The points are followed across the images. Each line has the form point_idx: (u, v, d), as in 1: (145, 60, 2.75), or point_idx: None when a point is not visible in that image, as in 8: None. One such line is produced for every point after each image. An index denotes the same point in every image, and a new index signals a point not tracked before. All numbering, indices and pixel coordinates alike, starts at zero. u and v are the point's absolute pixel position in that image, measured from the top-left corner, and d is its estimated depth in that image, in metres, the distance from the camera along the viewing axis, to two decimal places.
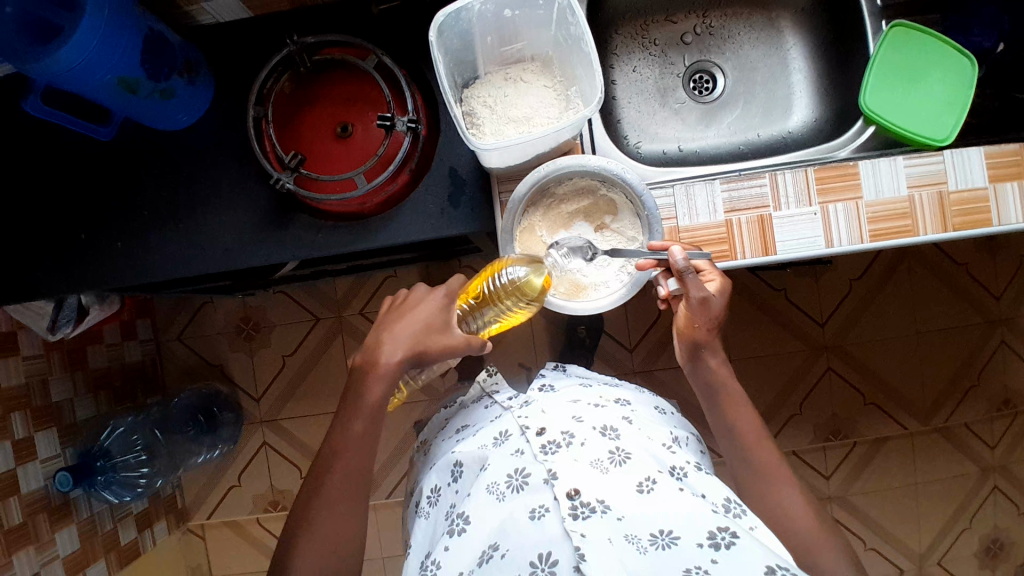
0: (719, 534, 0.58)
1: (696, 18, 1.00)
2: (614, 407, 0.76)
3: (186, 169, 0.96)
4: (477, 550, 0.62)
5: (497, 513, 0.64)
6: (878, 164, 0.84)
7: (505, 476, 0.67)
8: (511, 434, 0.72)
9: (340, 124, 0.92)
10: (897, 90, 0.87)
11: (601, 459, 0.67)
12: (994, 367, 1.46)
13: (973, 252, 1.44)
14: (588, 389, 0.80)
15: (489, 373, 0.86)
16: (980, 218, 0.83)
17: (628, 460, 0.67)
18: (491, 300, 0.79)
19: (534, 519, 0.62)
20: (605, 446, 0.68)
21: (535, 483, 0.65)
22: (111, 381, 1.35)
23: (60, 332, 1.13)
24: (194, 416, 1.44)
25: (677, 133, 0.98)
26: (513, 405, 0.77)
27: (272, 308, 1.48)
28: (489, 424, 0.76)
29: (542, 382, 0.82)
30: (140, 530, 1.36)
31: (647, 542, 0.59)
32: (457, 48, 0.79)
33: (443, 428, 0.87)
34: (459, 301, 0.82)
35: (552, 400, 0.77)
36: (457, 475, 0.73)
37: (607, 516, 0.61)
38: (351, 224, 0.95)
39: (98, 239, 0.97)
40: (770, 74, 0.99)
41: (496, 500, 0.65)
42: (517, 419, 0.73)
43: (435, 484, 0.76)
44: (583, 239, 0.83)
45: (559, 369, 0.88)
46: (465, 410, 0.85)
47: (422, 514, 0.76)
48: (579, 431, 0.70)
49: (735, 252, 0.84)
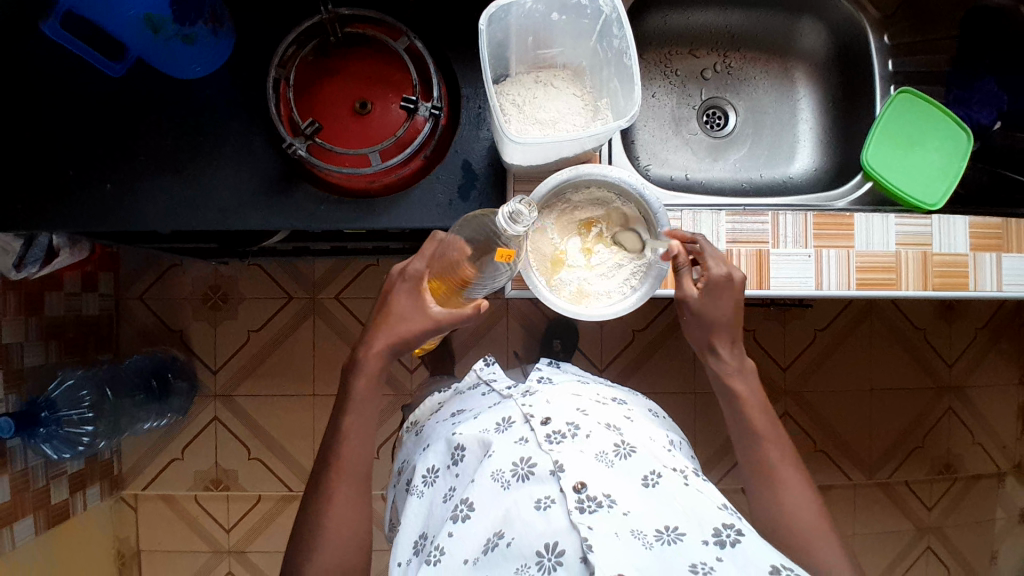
0: (724, 531, 0.64)
1: (717, 57, 1.03)
2: (614, 406, 0.82)
3: (191, 120, 0.93)
4: (482, 538, 0.66)
5: (502, 500, 0.68)
6: (872, 219, 0.88)
7: (510, 464, 0.70)
8: (515, 422, 0.76)
9: (359, 100, 0.91)
10: (898, 152, 0.92)
11: (606, 452, 0.72)
12: (940, 430, 1.54)
13: (932, 318, 1.52)
14: (586, 386, 0.85)
15: (486, 364, 0.92)
16: (957, 281, 0.89)
17: (632, 454, 0.72)
18: (453, 261, 0.76)
19: (540, 509, 0.66)
20: (610, 439, 0.73)
21: (541, 474, 0.69)
22: (66, 331, 1.27)
23: (25, 271, 1.05)
24: (147, 381, 1.36)
25: (685, 161, 1.01)
26: (514, 394, 0.82)
27: (243, 279, 1.42)
28: (488, 411, 0.80)
29: (540, 374, 0.86)
30: (72, 492, 1.28)
31: (653, 537, 0.64)
32: (497, 42, 0.79)
33: (435, 411, 0.94)
34: (427, 276, 0.78)
35: (554, 391, 0.81)
36: (457, 458, 0.76)
37: (614, 511, 0.66)
38: (357, 201, 0.94)
39: (85, 177, 0.93)
40: (778, 120, 1.03)
41: (500, 488, 0.69)
42: (521, 408, 0.77)
43: (433, 464, 0.79)
44: (598, 233, 0.85)
45: (554, 365, 0.93)
46: (461, 396, 0.91)
47: (415, 492, 0.78)
48: (585, 423, 0.74)
49: (760, 283, 0.87)
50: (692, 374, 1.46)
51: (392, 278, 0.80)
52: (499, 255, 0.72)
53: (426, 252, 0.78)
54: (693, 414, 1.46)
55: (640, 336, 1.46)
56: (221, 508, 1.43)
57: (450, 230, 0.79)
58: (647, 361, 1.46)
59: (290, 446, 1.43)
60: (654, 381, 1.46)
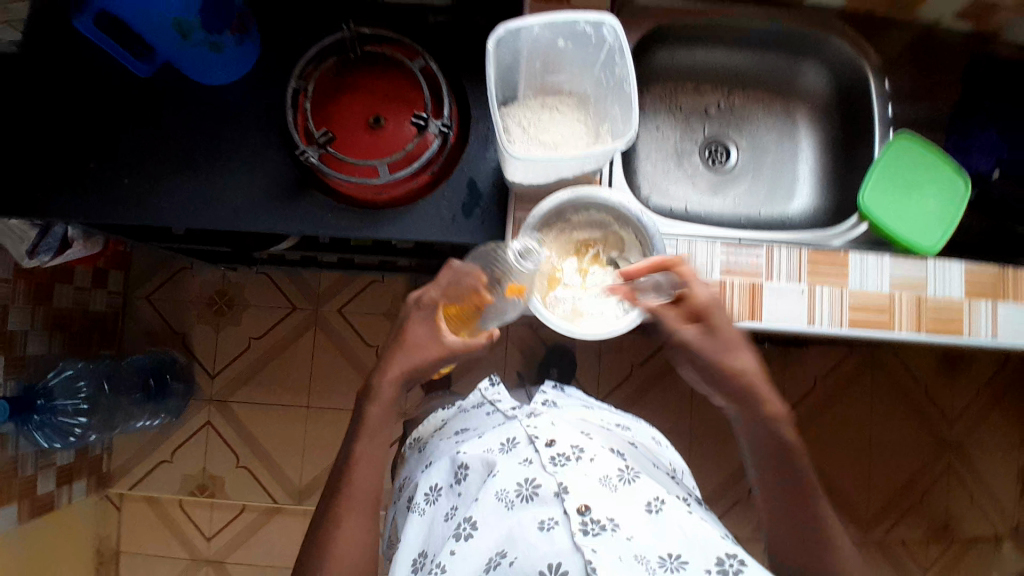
0: (727, 561, 0.63)
1: (721, 95, 1.06)
2: (618, 433, 0.84)
3: (211, 123, 0.97)
4: (483, 557, 0.66)
5: (505, 521, 0.68)
6: (867, 259, 0.89)
7: (515, 484, 0.71)
8: (520, 443, 0.77)
9: (375, 115, 0.94)
10: (895, 196, 0.94)
11: (610, 476, 0.71)
12: (939, 489, 1.50)
13: (933, 373, 1.51)
14: (591, 411, 0.89)
15: (491, 384, 0.95)
16: (951, 327, 0.89)
17: (636, 479, 0.72)
18: (468, 287, 0.80)
19: (543, 530, 0.66)
20: (614, 464, 0.74)
21: (545, 495, 0.69)
22: (71, 323, 1.29)
23: (36, 260, 1.08)
24: (144, 380, 1.36)
25: (685, 194, 1.03)
26: (520, 415, 0.83)
27: (249, 286, 1.44)
28: (494, 431, 0.81)
29: (546, 398, 0.89)
30: (59, 485, 1.27)
31: (657, 563, 0.63)
32: (507, 64, 0.83)
33: (439, 428, 0.95)
34: (442, 303, 0.81)
35: (561, 416, 0.83)
36: (461, 477, 0.77)
37: (617, 534, 0.65)
38: (364, 211, 0.96)
39: (106, 171, 0.96)
40: (780, 160, 1.05)
41: (504, 508, 0.69)
42: (527, 429, 0.78)
43: (435, 482, 0.80)
44: (594, 256, 0.87)
45: (559, 390, 0.95)
46: (464, 414, 0.93)
47: (415, 509, 0.79)
48: (589, 447, 0.75)
49: (753, 314, 0.88)
50: (687, 413, 1.45)
51: (409, 306, 0.83)
52: (510, 291, 0.78)
53: (440, 280, 0.81)
54: (686, 454, 1.45)
55: (638, 371, 1.46)
56: (204, 514, 1.42)
57: (463, 259, 0.83)
58: (643, 397, 1.45)
59: (283, 457, 1.43)
60: (649, 417, 1.45)
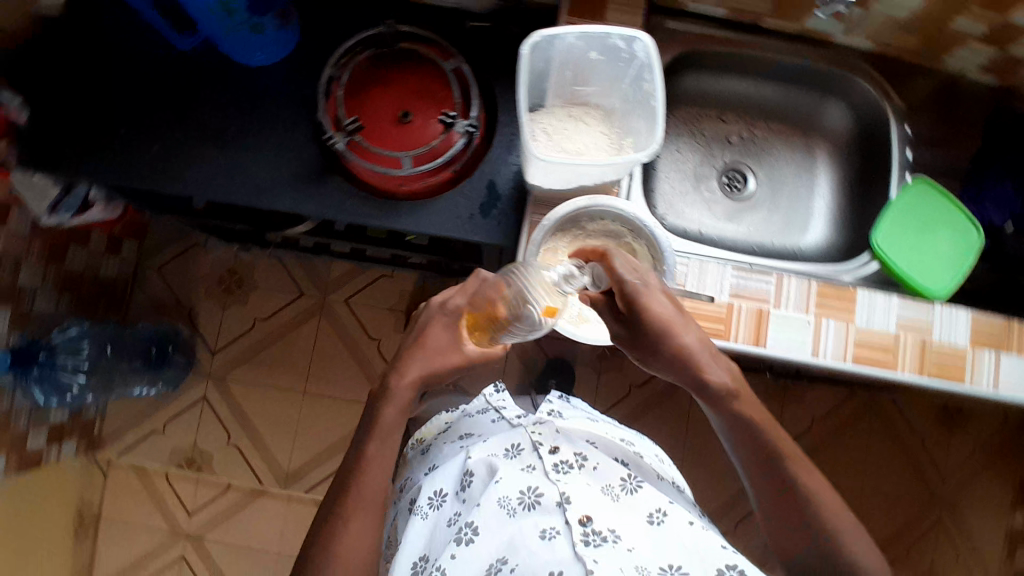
0: (727, 572, 0.63)
1: (744, 124, 1.07)
2: (621, 447, 0.86)
3: (245, 101, 1.00)
4: (484, 563, 0.65)
5: (507, 527, 0.68)
6: (874, 298, 0.90)
7: (517, 492, 0.71)
8: (523, 449, 0.78)
9: (403, 109, 0.96)
10: (909, 238, 0.95)
11: (612, 486, 0.74)
12: (928, 544, 1.49)
13: (932, 427, 1.50)
14: (595, 424, 0.90)
15: (497, 391, 0.96)
16: (954, 373, 0.89)
17: (639, 489, 0.74)
18: (492, 297, 0.77)
19: (544, 538, 0.66)
20: (618, 474, 0.76)
21: (547, 503, 0.70)
22: (82, 284, 1.30)
23: (56, 217, 1.08)
24: (147, 348, 1.37)
25: (700, 217, 1.04)
26: (525, 424, 0.84)
27: (259, 268, 1.46)
28: (499, 436, 0.82)
29: (551, 409, 0.91)
30: (50, 443, 1.27)
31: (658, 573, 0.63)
32: (538, 70, 0.85)
33: (442, 430, 0.95)
34: (465, 311, 0.78)
35: (570, 430, 0.86)
36: (465, 484, 0.76)
37: (619, 545, 0.65)
38: (383, 201, 0.97)
39: (137, 136, 0.98)
40: (796, 193, 1.06)
41: (506, 514, 0.69)
42: (530, 436, 0.80)
43: (440, 487, 0.78)
44: None
45: (565, 401, 0.96)
46: (470, 418, 0.92)
47: (417, 513, 0.77)
48: (591, 456, 0.78)
49: (758, 340, 0.87)
50: (682, 439, 1.45)
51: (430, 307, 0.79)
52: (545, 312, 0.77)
53: (466, 288, 0.78)
54: None
55: (636, 392, 1.45)
56: (189, 489, 1.42)
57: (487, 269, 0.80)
58: (640, 418, 1.44)
59: (273, 441, 1.42)
60: None
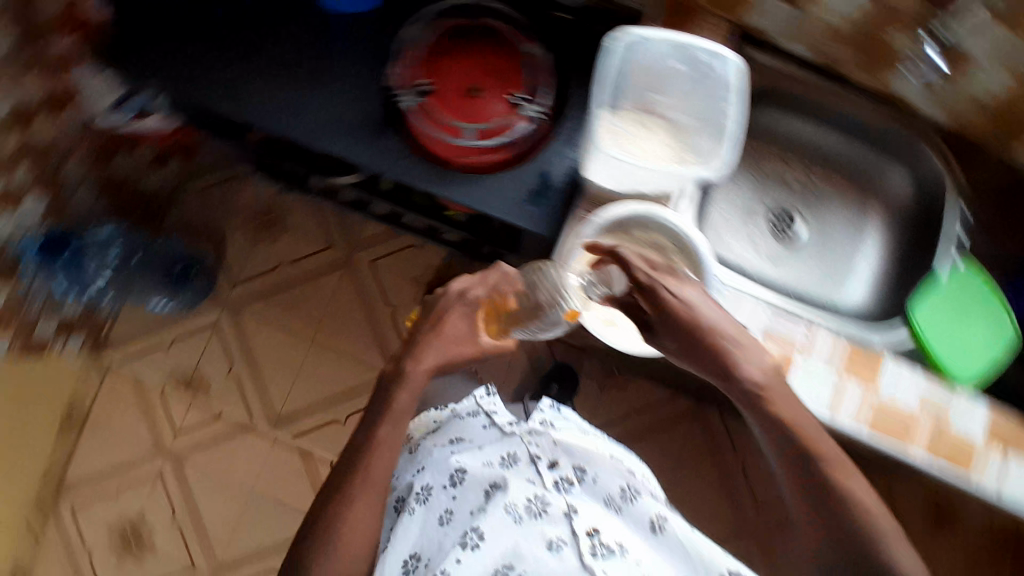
0: None
1: (804, 171, 1.07)
2: (615, 452, 0.90)
3: (323, 43, 1.01)
4: (490, 566, 0.71)
5: (512, 532, 0.73)
6: (897, 369, 0.90)
7: (523, 500, 0.76)
8: (519, 460, 0.83)
9: (475, 82, 0.98)
10: (945, 317, 0.95)
11: (613, 496, 0.81)
12: None
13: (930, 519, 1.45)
14: (585, 436, 0.90)
15: (487, 394, 0.94)
16: (959, 460, 0.86)
17: (637, 497, 0.81)
18: (512, 295, 0.84)
19: (553, 549, 0.72)
20: (617, 483, 0.82)
21: (553, 513, 0.75)
22: (123, 189, 1.31)
23: (117, 115, 1.11)
24: (172, 265, 1.39)
25: (742, 252, 1.04)
26: (515, 431, 0.88)
27: (295, 211, 1.47)
28: (490, 443, 0.86)
29: (543, 418, 0.91)
30: (57, 334, 1.29)
31: None
32: (619, 66, 0.85)
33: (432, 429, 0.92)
34: (484, 302, 0.85)
35: (563, 436, 0.88)
36: (457, 481, 0.80)
37: (626, 557, 0.72)
38: (435, 167, 0.96)
39: (213, 54, 1.00)
40: (842, 249, 1.05)
41: (513, 520, 0.74)
42: (526, 446, 0.84)
43: (427, 482, 0.81)
44: None
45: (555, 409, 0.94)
46: (459, 420, 0.91)
47: (406, 509, 0.80)
48: (590, 467, 0.84)
49: None
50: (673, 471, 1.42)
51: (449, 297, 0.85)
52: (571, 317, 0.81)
53: (488, 281, 0.84)
54: None
55: (637, 415, 1.43)
56: (180, 411, 1.42)
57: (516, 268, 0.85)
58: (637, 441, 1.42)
59: (272, 381, 1.42)
60: None
